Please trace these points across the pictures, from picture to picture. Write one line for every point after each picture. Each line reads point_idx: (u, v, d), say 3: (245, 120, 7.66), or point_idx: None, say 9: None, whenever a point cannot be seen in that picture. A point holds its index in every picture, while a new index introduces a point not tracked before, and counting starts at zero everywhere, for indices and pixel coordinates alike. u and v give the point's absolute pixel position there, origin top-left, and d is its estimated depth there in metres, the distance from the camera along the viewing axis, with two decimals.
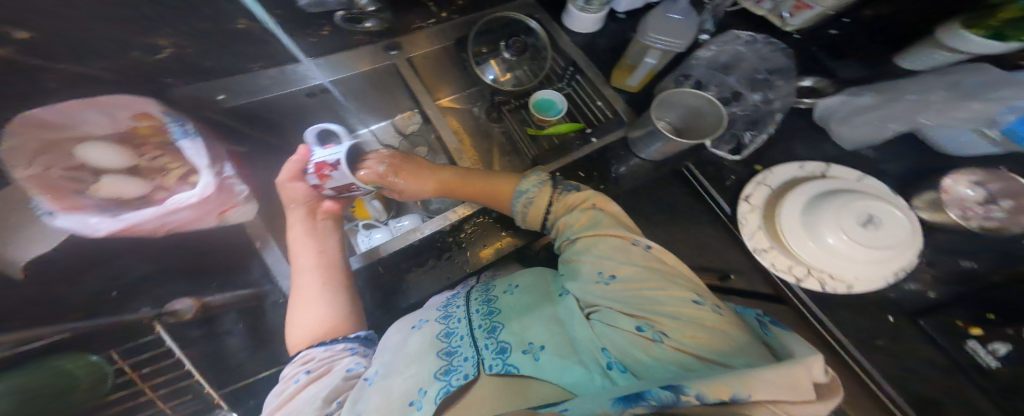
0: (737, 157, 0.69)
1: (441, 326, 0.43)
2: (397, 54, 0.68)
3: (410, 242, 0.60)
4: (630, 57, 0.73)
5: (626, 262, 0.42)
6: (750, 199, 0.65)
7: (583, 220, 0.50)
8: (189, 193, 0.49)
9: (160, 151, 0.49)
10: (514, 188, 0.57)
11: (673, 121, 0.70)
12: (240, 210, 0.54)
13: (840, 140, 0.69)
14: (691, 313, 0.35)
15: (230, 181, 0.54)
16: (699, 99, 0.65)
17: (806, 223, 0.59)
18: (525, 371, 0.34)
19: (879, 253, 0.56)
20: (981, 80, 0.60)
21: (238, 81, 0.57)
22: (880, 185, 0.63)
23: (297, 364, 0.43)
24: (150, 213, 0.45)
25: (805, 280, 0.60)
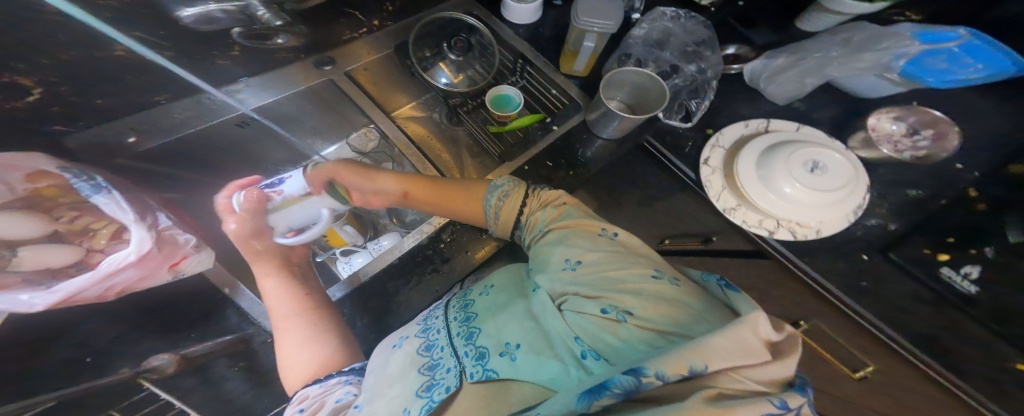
0: (688, 124, 0.72)
1: (420, 340, 0.44)
2: (332, 68, 0.69)
3: (389, 262, 0.60)
4: (571, 43, 0.71)
5: (592, 248, 0.42)
6: (710, 162, 0.68)
7: (556, 214, 0.51)
8: (125, 251, 0.46)
9: (77, 211, 0.45)
10: (487, 185, 0.58)
11: (624, 99, 0.71)
12: (194, 259, 0.52)
13: (773, 98, 0.73)
14: (651, 287, 0.36)
15: (169, 232, 0.51)
16: (640, 75, 0.66)
17: (762, 177, 0.62)
18: (503, 373, 0.35)
19: (834, 198, 0.60)
20: (863, 36, 0.71)
21: (148, 117, 0.54)
22: (817, 133, 0.69)
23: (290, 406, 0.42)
24: (88, 278, 0.41)
25: (777, 231, 0.62)
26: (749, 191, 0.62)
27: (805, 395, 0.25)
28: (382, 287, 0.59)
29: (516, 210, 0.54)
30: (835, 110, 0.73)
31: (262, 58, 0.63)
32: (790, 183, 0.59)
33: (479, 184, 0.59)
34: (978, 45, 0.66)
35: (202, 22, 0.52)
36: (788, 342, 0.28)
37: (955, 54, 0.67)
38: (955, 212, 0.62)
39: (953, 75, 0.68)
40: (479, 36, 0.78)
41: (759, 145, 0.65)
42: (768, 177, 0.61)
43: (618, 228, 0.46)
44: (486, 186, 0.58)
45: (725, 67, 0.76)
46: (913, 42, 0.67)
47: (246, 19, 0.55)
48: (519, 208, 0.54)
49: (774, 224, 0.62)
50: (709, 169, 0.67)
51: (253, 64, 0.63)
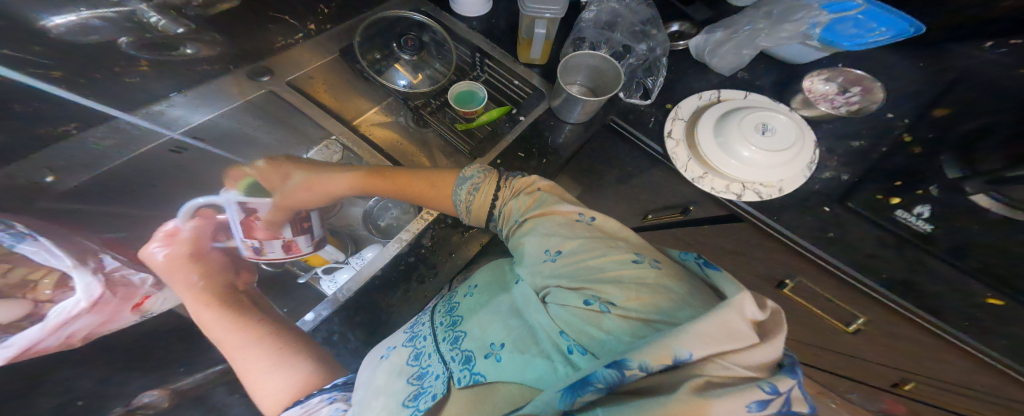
0: (648, 101, 0.73)
1: (408, 349, 0.45)
2: (269, 79, 0.69)
3: (376, 272, 0.60)
4: (524, 31, 0.71)
5: (569, 237, 0.43)
6: (673, 135, 0.69)
7: (529, 203, 0.51)
8: (74, 299, 0.41)
9: (8, 264, 0.38)
10: (456, 177, 0.57)
11: (584, 82, 0.72)
12: (160, 297, 0.49)
13: (718, 69, 0.75)
14: (634, 274, 0.36)
15: (121, 272, 0.46)
16: (595, 58, 0.66)
17: (721, 144, 0.64)
18: (490, 376, 0.36)
19: (790, 155, 0.62)
20: (781, 6, 0.72)
21: (64, 152, 0.50)
22: (763, 98, 0.71)
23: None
24: (40, 331, 0.38)
25: (744, 193, 0.65)
26: (712, 159, 0.64)
27: (797, 377, 0.23)
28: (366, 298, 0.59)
29: (489, 197, 0.54)
30: (784, 76, 0.76)
31: (178, 70, 0.60)
32: (749, 146, 0.62)
33: (446, 176, 0.57)
34: (878, 11, 0.69)
35: (80, 31, 0.49)
36: (772, 319, 0.27)
37: (860, 20, 0.70)
38: (896, 159, 0.66)
39: (864, 38, 0.69)
40: (431, 33, 0.77)
41: (717, 113, 0.67)
42: (728, 144, 0.64)
43: (591, 211, 0.47)
44: (454, 174, 0.57)
45: (673, 44, 0.78)
46: (821, 12, 0.69)
47: (134, 27, 0.54)
48: (493, 194, 0.54)
49: (740, 189, 0.65)
50: (673, 142, 0.69)
51: (171, 77, 0.60)
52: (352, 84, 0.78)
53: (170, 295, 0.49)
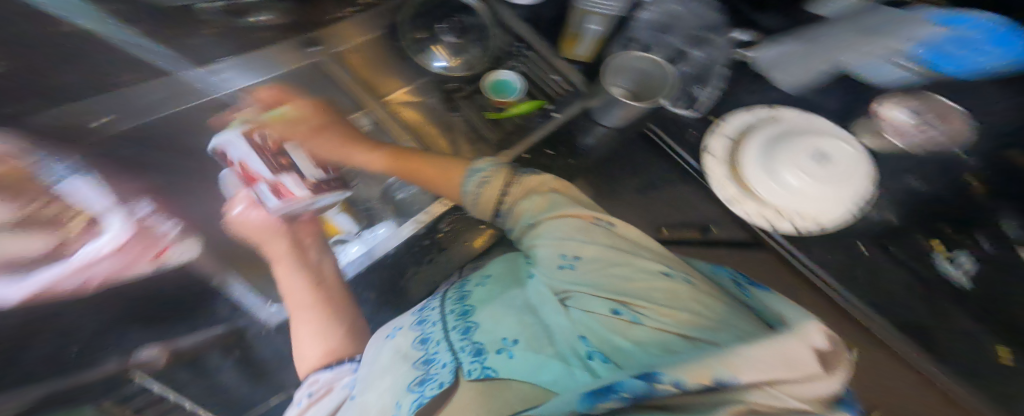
0: (696, 114, 0.71)
1: (415, 333, 0.45)
2: (317, 50, 0.68)
3: (388, 251, 0.61)
4: (572, 26, 0.73)
5: (588, 242, 0.42)
6: (716, 152, 0.66)
7: (541, 205, 0.50)
8: (96, 243, 0.53)
9: (52, 204, 0.52)
10: (464, 169, 0.58)
11: (628, 85, 0.69)
12: (179, 248, 0.57)
13: (782, 84, 0.72)
14: (666, 288, 0.35)
15: (150, 221, 0.57)
16: (643, 61, 0.67)
17: (767, 168, 0.60)
18: (502, 372, 0.33)
19: (832, 186, 0.60)
20: (887, 21, 0.67)
21: (127, 95, 0.54)
22: (826, 123, 0.66)
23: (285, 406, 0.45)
24: (59, 270, 0.51)
25: (782, 223, 0.61)
26: (752, 181, 0.61)
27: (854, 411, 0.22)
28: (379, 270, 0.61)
29: (497, 192, 0.53)
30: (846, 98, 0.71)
31: (240, 36, 0.63)
32: (795, 171, 0.59)
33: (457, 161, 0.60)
34: (1004, 32, 0.64)
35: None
36: (833, 353, 0.25)
37: (977, 41, 0.64)
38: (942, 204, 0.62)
39: (969, 63, 0.65)
40: (477, 16, 0.75)
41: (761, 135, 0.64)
42: (774, 164, 0.60)
43: (611, 217, 0.47)
44: (464, 166, 0.59)
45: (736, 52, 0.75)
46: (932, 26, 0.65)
47: None
48: (501, 190, 0.53)
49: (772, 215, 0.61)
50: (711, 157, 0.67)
51: (233, 40, 0.63)
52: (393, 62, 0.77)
53: (189, 247, 0.57)
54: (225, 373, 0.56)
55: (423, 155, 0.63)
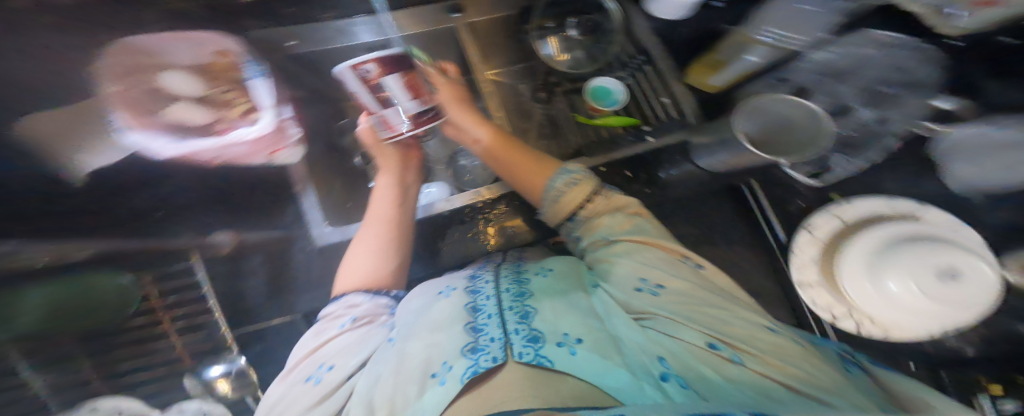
0: (812, 181, 0.67)
1: (467, 299, 0.47)
2: (457, 16, 0.73)
3: (443, 211, 0.73)
4: (721, 52, 0.68)
5: (676, 275, 0.44)
6: (816, 229, 0.64)
7: (626, 225, 0.51)
8: (248, 128, 0.60)
9: (228, 85, 0.62)
10: (557, 168, 0.57)
11: (752, 131, 0.53)
12: (287, 152, 0.69)
13: (954, 180, 0.60)
14: (766, 341, 0.37)
15: (285, 123, 0.67)
16: (789, 106, 0.51)
17: (871, 265, 0.57)
18: (559, 365, 0.34)
19: (948, 309, 0.53)
20: None
21: (313, 27, 0.70)
22: (981, 240, 0.56)
23: (320, 323, 0.51)
24: (211, 143, 0.59)
25: (845, 320, 0.60)
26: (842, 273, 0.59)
27: None
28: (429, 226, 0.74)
29: (579, 199, 0.53)
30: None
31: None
32: (902, 280, 0.55)
33: (546, 163, 0.58)
34: None
35: None
36: None
37: None
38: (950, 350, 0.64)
39: None
40: (610, 20, 0.73)
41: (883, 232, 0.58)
42: (881, 266, 0.56)
43: (701, 257, 0.49)
44: (558, 166, 0.58)
45: (912, 124, 0.63)
46: None
47: None
48: (583, 199, 0.53)
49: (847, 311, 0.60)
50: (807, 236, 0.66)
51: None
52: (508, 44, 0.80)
53: (296, 153, 0.70)
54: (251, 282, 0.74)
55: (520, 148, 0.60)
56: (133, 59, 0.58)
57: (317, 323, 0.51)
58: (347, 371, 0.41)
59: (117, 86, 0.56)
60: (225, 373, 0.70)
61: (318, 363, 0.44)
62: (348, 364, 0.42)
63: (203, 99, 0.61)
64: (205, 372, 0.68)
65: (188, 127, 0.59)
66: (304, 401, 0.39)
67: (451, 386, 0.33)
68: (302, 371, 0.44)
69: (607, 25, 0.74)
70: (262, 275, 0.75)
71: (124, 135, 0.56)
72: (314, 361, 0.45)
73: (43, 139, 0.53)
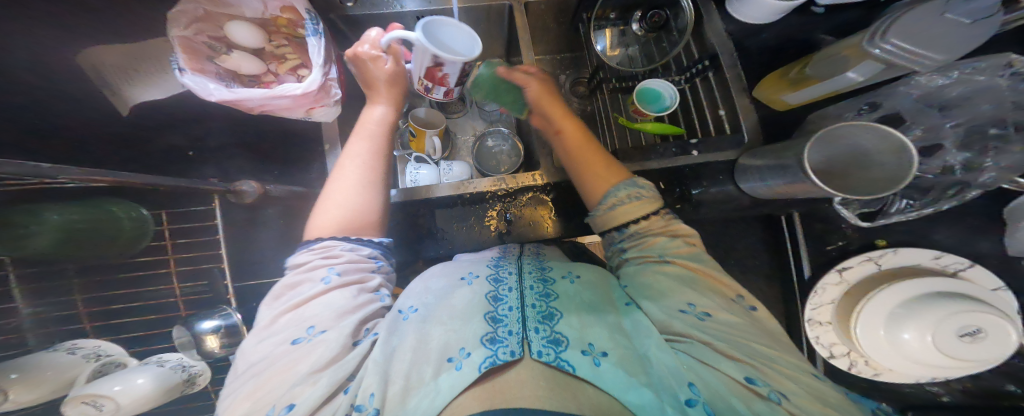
0: (868, 224, 0.62)
1: (489, 288, 0.45)
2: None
3: (465, 191, 0.69)
4: (815, 64, 0.59)
5: (724, 308, 0.41)
6: (845, 272, 0.67)
7: (686, 252, 0.48)
8: (297, 84, 0.54)
9: (285, 41, 0.61)
10: (626, 178, 0.52)
11: (816, 159, 0.50)
12: (324, 111, 0.62)
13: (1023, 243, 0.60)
14: (810, 383, 0.35)
15: (331, 84, 0.59)
16: (875, 143, 0.45)
17: (892, 315, 0.61)
18: (581, 372, 0.34)
19: (953, 363, 0.59)
20: None
21: None
22: (1011, 304, 0.60)
23: (292, 272, 0.44)
24: (261, 93, 0.54)
25: (839, 357, 0.70)
26: (859, 318, 0.64)
27: None
28: (445, 206, 0.72)
29: (637, 215, 0.49)
30: (1014, 281, 0.63)
31: None
32: (919, 332, 0.59)
33: (617, 170, 0.53)
34: None
35: None
36: None
37: None
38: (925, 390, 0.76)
39: None
40: (679, 19, 0.66)
41: (918, 287, 0.61)
42: (902, 318, 0.60)
43: (747, 293, 0.45)
44: (627, 176, 0.53)
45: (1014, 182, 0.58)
46: None
47: None
48: (641, 217, 0.49)
49: (850, 349, 0.69)
50: (837, 278, 0.68)
51: None
52: (558, 32, 0.79)
53: (333, 114, 0.62)
54: (267, 232, 0.77)
55: (591, 143, 0.55)
56: (201, 7, 0.54)
57: (289, 272, 0.45)
58: (344, 332, 0.39)
59: (182, 32, 0.54)
60: (216, 329, 0.61)
61: (304, 322, 0.39)
62: (343, 324, 0.39)
63: (259, 50, 0.61)
64: (198, 324, 0.61)
65: (238, 73, 0.60)
66: (303, 366, 0.36)
67: (469, 373, 0.34)
68: (283, 330, 0.39)
69: (674, 22, 0.66)
70: (280, 224, 0.77)
71: (183, 75, 0.53)
72: (297, 318, 0.40)
73: (97, 67, 0.54)
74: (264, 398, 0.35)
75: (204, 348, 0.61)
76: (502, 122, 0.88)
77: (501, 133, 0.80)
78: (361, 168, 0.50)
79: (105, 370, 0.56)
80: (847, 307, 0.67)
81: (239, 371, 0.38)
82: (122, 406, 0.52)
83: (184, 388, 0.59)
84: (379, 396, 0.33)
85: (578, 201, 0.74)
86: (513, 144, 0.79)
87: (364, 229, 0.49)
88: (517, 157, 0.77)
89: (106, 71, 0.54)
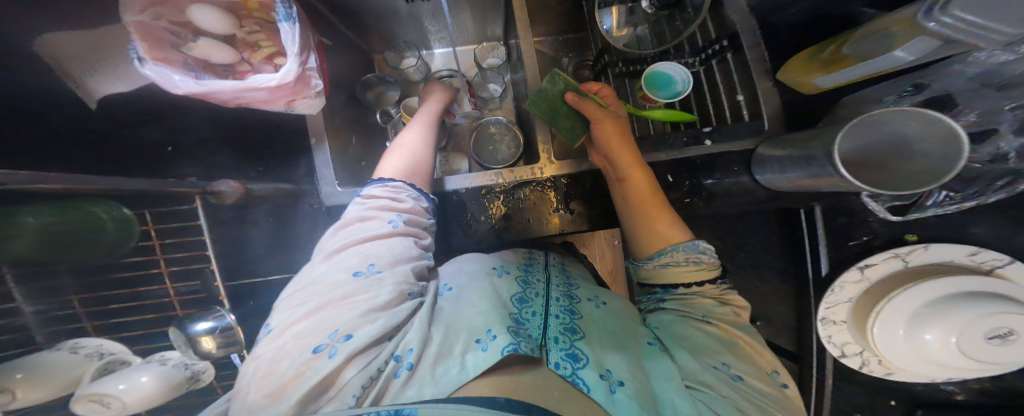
0: (897, 218, 0.57)
1: (517, 288, 0.46)
2: None
3: (458, 188, 0.67)
4: (856, 42, 0.53)
5: (755, 379, 0.39)
6: (868, 269, 0.61)
7: (732, 321, 0.46)
8: (271, 74, 0.50)
9: (256, 26, 0.57)
10: (686, 243, 0.49)
11: (849, 148, 0.45)
12: (307, 103, 0.57)
13: None
14: None
15: (310, 73, 0.54)
16: (922, 131, 0.40)
17: (917, 315, 0.58)
18: (597, 395, 0.32)
19: (974, 365, 0.57)
20: None
21: None
22: None
23: (361, 206, 0.43)
24: (232, 85, 0.50)
25: (850, 356, 0.68)
26: (879, 320, 0.60)
27: None
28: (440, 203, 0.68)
29: (688, 278, 0.48)
30: None
31: None
32: (942, 334, 0.56)
33: (676, 224, 0.51)
34: None
35: None
36: None
37: None
38: (938, 389, 0.72)
39: None
40: None
41: (940, 289, 0.57)
42: (924, 318, 0.57)
43: (780, 366, 0.43)
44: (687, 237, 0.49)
45: None
46: None
47: None
48: (697, 281, 0.48)
49: (862, 349, 0.66)
50: (858, 275, 0.62)
51: None
52: (561, 11, 0.74)
53: (315, 106, 0.58)
54: (257, 229, 0.74)
55: (652, 189, 0.53)
56: None
57: (357, 204, 0.44)
58: (399, 278, 0.38)
59: (138, 17, 0.49)
60: (212, 329, 0.57)
61: (366, 257, 0.38)
62: (397, 270, 0.38)
63: (230, 37, 0.57)
64: (192, 326, 0.56)
65: (210, 63, 0.57)
66: (362, 301, 0.34)
67: (494, 353, 0.33)
68: (347, 259, 0.37)
69: None
70: (271, 221, 0.74)
71: (144, 66, 0.49)
72: (361, 252, 0.38)
73: (59, 57, 0.48)
74: (322, 322, 0.33)
75: (201, 350, 0.57)
76: (502, 110, 0.84)
77: (502, 120, 0.75)
78: (413, 136, 0.55)
79: (111, 368, 0.54)
80: (866, 305, 0.62)
81: (294, 289, 0.36)
82: (129, 405, 0.50)
83: (190, 384, 0.57)
84: (416, 352, 0.33)
85: (583, 196, 0.68)
86: (513, 133, 0.74)
87: (420, 179, 0.51)
88: (516, 149, 0.72)
89: (67, 62, 0.49)
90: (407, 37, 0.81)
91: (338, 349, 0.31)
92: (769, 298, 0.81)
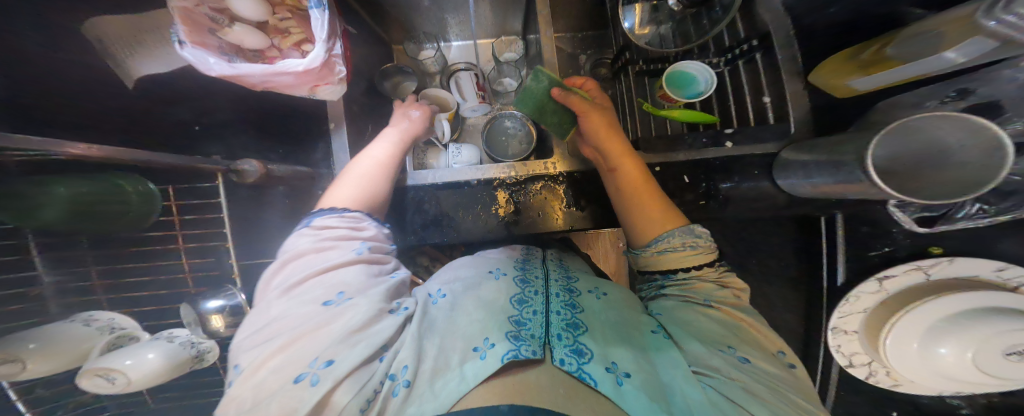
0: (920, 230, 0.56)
1: (516, 289, 0.44)
2: None
3: (469, 179, 0.67)
4: (896, 46, 0.51)
5: (762, 359, 0.39)
6: (886, 280, 0.60)
7: (732, 303, 0.45)
8: (298, 60, 0.50)
9: (289, 13, 0.58)
10: (681, 227, 0.48)
11: (878, 155, 0.44)
12: (330, 89, 0.58)
13: None
14: None
15: (335, 60, 0.54)
16: (955, 133, 0.39)
17: (934, 329, 0.57)
18: (605, 389, 0.32)
19: (986, 379, 0.57)
20: None
21: None
22: None
23: (314, 238, 0.42)
24: (262, 69, 0.50)
25: (857, 366, 0.67)
26: (892, 332, 0.59)
27: None
28: (452, 193, 0.68)
29: (688, 262, 0.47)
30: None
31: None
32: (958, 349, 0.56)
33: (670, 214, 0.50)
34: None
35: None
36: None
37: None
38: (945, 402, 0.70)
39: None
40: None
41: (959, 303, 0.56)
42: (942, 333, 0.57)
43: (785, 345, 0.43)
44: (682, 223, 0.49)
45: None
46: None
47: None
48: (693, 265, 0.47)
49: (872, 359, 0.65)
50: (876, 286, 0.61)
51: None
52: (582, 8, 0.73)
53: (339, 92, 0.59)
54: (271, 211, 0.74)
55: (643, 182, 0.52)
56: None
57: (310, 234, 0.43)
58: (373, 301, 0.38)
59: (182, 2, 0.49)
60: (222, 308, 0.58)
61: (332, 286, 0.38)
62: (369, 294, 0.38)
63: (263, 23, 0.58)
64: (205, 303, 0.57)
65: (242, 48, 0.57)
66: (336, 328, 0.34)
67: (492, 363, 0.32)
68: (312, 291, 0.37)
69: None
70: (285, 203, 0.74)
71: (182, 48, 0.49)
72: (323, 282, 0.38)
73: (104, 39, 0.52)
74: (296, 354, 0.32)
75: (210, 328, 0.58)
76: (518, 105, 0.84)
77: (517, 115, 0.75)
78: (371, 163, 0.54)
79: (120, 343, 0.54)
80: (881, 317, 0.61)
81: (259, 328, 0.35)
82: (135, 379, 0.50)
83: (195, 364, 0.56)
84: (412, 369, 0.33)
85: (592, 194, 0.68)
86: (528, 130, 0.73)
87: (376, 210, 0.51)
88: (528, 145, 0.72)
89: (112, 43, 0.52)
90: (427, 29, 0.81)
91: (319, 376, 0.31)
92: (779, 303, 0.80)
